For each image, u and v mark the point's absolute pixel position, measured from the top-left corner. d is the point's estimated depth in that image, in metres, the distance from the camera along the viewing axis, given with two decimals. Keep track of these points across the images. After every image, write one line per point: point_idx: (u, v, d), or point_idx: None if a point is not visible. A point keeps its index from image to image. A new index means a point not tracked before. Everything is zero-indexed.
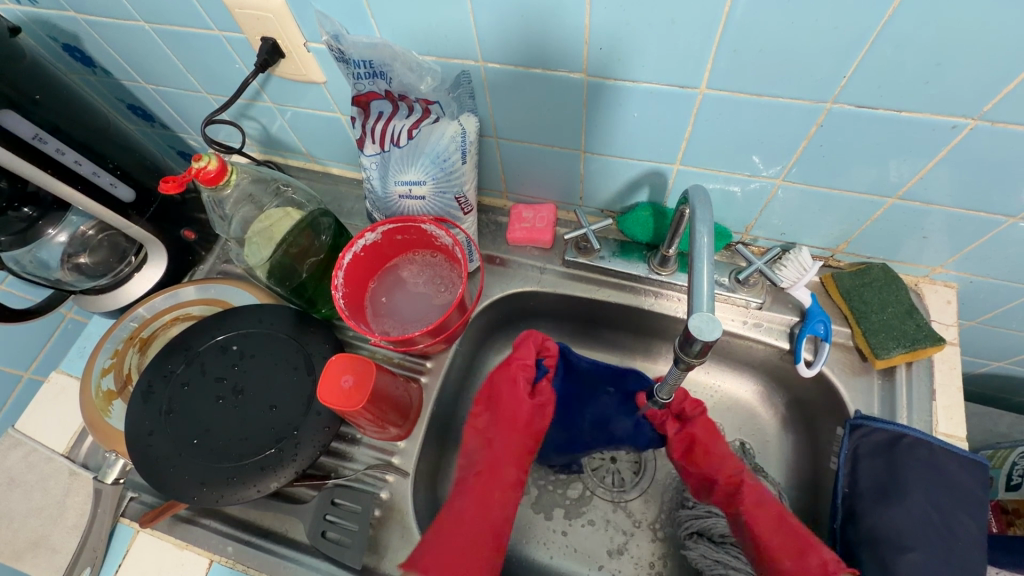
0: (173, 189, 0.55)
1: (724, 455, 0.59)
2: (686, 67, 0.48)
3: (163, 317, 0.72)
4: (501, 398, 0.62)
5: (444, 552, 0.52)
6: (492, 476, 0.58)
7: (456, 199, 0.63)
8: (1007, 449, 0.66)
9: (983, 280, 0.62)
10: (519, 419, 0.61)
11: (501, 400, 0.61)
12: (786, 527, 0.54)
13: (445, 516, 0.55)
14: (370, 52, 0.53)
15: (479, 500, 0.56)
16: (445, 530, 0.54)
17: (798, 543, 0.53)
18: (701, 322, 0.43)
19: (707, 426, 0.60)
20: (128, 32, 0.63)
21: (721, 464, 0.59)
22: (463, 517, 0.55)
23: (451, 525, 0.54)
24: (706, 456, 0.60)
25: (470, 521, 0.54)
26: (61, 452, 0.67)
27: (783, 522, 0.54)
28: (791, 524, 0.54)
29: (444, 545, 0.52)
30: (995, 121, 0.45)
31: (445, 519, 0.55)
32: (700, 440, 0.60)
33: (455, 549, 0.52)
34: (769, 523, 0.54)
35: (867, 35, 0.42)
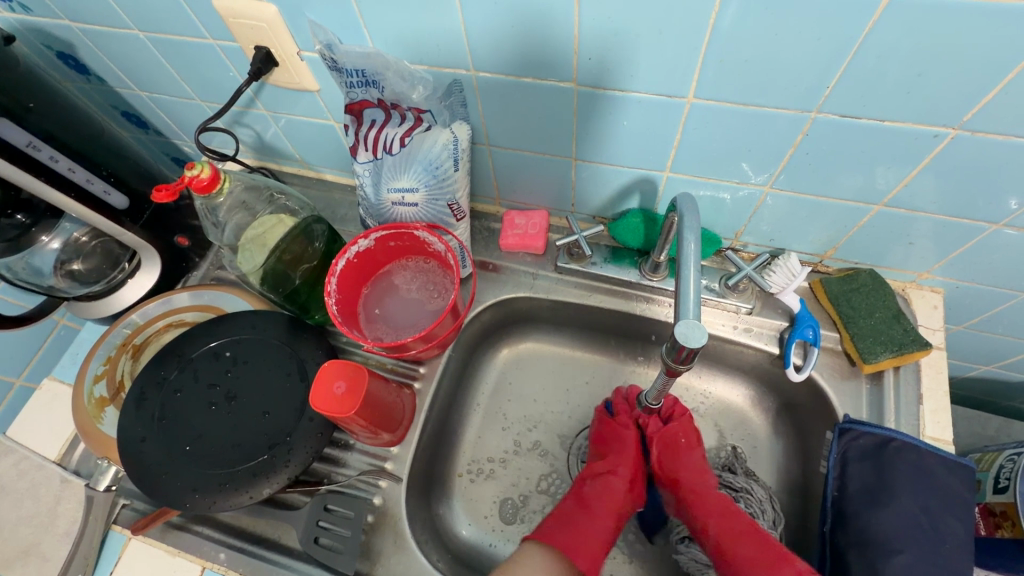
0: (166, 198, 0.55)
1: (692, 464, 0.65)
2: (675, 76, 0.49)
3: (156, 323, 0.72)
4: (618, 431, 0.68)
5: (571, 532, 0.59)
6: (612, 484, 0.64)
7: (448, 206, 0.63)
8: (994, 451, 0.67)
9: (969, 285, 0.63)
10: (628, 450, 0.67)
11: (620, 434, 0.68)
12: (744, 531, 0.56)
13: (557, 511, 0.62)
14: (364, 62, 0.53)
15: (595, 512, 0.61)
16: (561, 521, 0.60)
17: (777, 555, 0.53)
18: (686, 329, 0.43)
19: (686, 435, 0.66)
20: (123, 40, 0.64)
21: (687, 469, 0.64)
22: (579, 522, 0.60)
23: (559, 519, 0.61)
24: (676, 459, 0.65)
25: (594, 521, 0.60)
26: (53, 459, 0.66)
27: (747, 536, 0.56)
28: (732, 512, 0.59)
29: (569, 527, 0.59)
30: (976, 130, 0.46)
31: (559, 513, 0.62)
32: (671, 449, 0.66)
33: (574, 532, 0.59)
34: (725, 516, 0.59)
35: (848, 47, 0.43)
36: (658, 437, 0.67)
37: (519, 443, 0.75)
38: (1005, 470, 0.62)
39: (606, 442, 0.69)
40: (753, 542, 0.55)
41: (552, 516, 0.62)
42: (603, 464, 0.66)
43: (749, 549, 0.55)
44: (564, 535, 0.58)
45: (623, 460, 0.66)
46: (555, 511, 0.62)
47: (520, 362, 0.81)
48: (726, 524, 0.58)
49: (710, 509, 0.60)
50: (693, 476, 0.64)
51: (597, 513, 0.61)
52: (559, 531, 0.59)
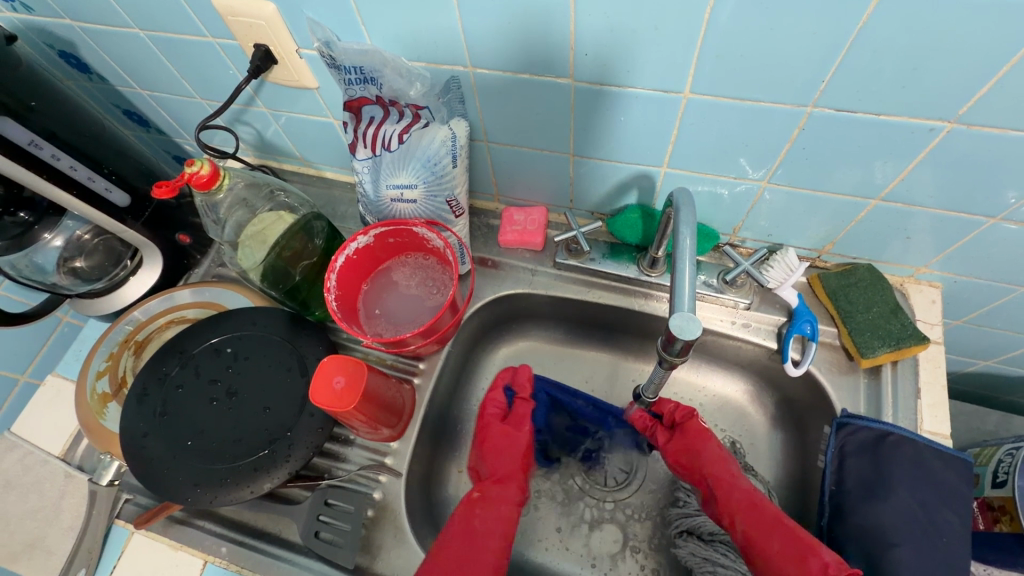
0: (166, 194, 0.55)
1: (711, 458, 0.64)
2: (671, 72, 0.50)
3: (158, 320, 0.72)
4: (489, 439, 0.70)
5: (457, 557, 0.56)
6: (499, 503, 0.63)
7: (447, 202, 0.64)
8: (993, 446, 0.67)
9: (967, 279, 0.63)
10: (511, 457, 0.68)
11: (513, 437, 0.70)
12: (773, 525, 0.56)
13: (441, 537, 0.59)
14: (361, 59, 0.54)
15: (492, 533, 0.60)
16: (446, 542, 0.57)
17: (802, 548, 0.53)
18: (681, 321, 0.44)
19: (695, 432, 0.66)
20: (124, 39, 0.64)
21: (709, 461, 0.64)
22: (464, 549, 0.57)
23: (440, 548, 0.57)
24: (695, 456, 0.65)
25: (478, 541, 0.58)
26: (57, 454, 0.67)
27: (778, 528, 0.55)
28: (758, 506, 0.58)
29: (456, 560, 0.56)
30: (972, 124, 0.46)
31: (445, 540, 0.58)
32: (691, 444, 0.65)
33: (458, 558, 0.56)
34: (753, 514, 0.58)
35: (844, 41, 0.43)
36: (677, 437, 0.67)
37: None
38: (1004, 464, 0.63)
39: (496, 449, 0.69)
40: (784, 536, 0.55)
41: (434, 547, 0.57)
42: (488, 486, 0.65)
43: (777, 544, 0.55)
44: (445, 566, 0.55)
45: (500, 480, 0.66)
46: (442, 536, 0.59)
47: (519, 358, 0.81)
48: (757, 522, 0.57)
49: (739, 508, 0.59)
50: (717, 468, 0.63)
51: (484, 534, 0.59)
52: (441, 562, 0.55)
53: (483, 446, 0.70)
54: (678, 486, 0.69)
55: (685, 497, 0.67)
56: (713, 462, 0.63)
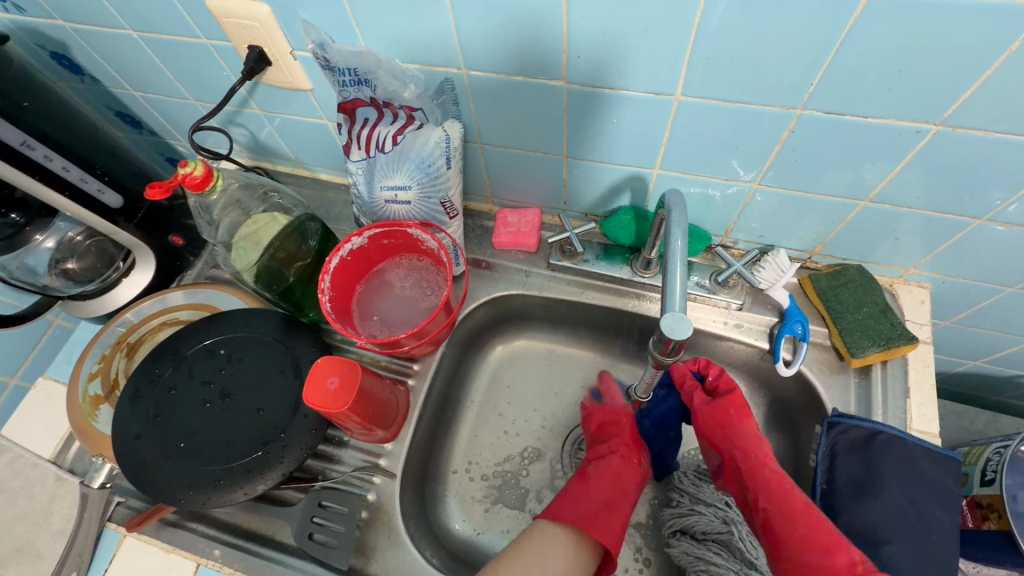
0: (160, 194, 0.55)
1: (746, 436, 0.61)
2: (663, 75, 0.50)
3: (151, 322, 0.72)
4: (615, 416, 0.70)
5: (578, 504, 0.59)
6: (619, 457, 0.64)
7: (441, 204, 0.64)
8: (981, 445, 0.67)
9: (955, 280, 0.64)
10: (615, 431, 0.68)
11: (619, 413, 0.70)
12: (801, 512, 0.53)
13: (563, 490, 0.62)
14: (355, 60, 0.54)
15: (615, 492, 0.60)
16: (564, 500, 0.60)
17: (829, 535, 0.51)
18: (672, 320, 0.44)
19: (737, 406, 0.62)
20: (118, 40, 0.64)
21: (741, 439, 0.60)
22: (591, 494, 0.60)
23: (566, 497, 0.60)
24: (727, 430, 0.62)
25: (603, 491, 0.60)
26: (47, 458, 0.67)
27: (807, 516, 0.53)
28: (786, 487, 0.56)
29: (579, 503, 0.59)
30: (956, 127, 0.47)
31: (564, 493, 0.61)
32: (723, 425, 0.62)
33: (589, 507, 0.58)
34: (783, 502, 0.55)
35: (832, 43, 0.44)
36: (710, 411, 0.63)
37: (514, 439, 0.76)
38: (992, 463, 0.63)
39: (608, 424, 0.69)
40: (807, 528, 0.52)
41: (559, 495, 0.61)
42: (621, 446, 0.65)
43: (802, 532, 0.52)
44: (578, 511, 0.58)
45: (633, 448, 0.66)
46: (571, 488, 0.62)
47: (513, 359, 0.81)
48: (784, 503, 0.55)
49: (769, 487, 0.56)
50: (750, 446, 0.60)
51: (601, 485, 0.61)
52: (572, 509, 0.58)
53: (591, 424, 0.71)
54: (672, 486, 0.69)
55: (678, 498, 0.67)
56: (746, 441, 0.60)
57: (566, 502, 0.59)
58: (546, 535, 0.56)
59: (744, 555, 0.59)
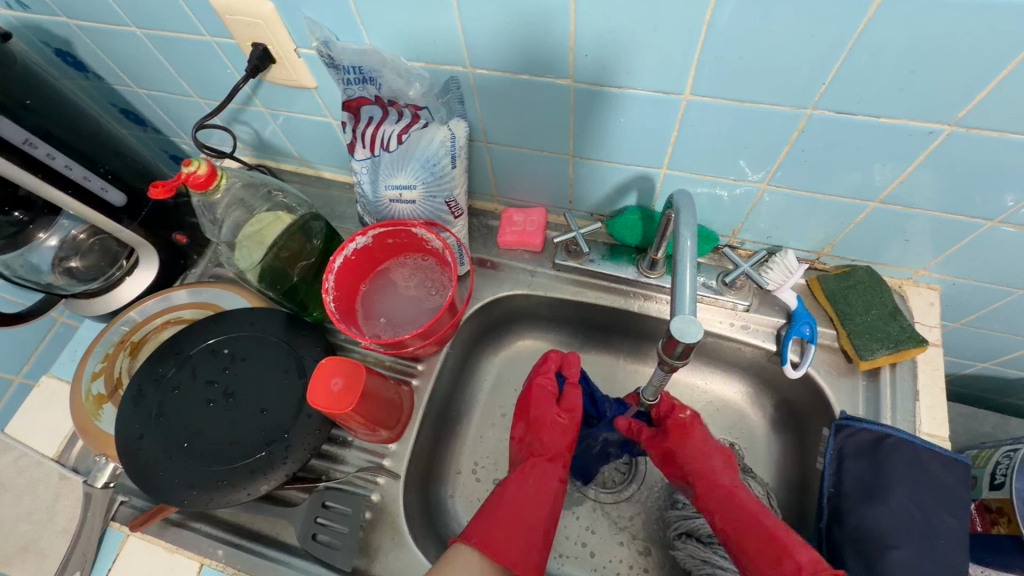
0: (162, 194, 0.55)
1: (693, 455, 0.62)
2: (671, 74, 0.49)
3: (154, 320, 0.72)
4: (554, 421, 0.67)
5: (501, 528, 0.55)
6: (544, 474, 0.62)
7: (446, 203, 0.63)
8: (991, 448, 0.67)
9: (965, 282, 0.63)
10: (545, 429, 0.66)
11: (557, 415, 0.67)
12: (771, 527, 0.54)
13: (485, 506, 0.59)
14: (360, 59, 0.54)
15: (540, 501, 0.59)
16: (491, 516, 0.57)
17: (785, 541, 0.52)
18: (681, 324, 0.43)
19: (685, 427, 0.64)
20: (121, 37, 0.63)
21: (691, 455, 0.62)
22: (518, 515, 0.57)
23: (486, 516, 0.57)
24: (683, 446, 0.63)
25: (525, 510, 0.58)
26: (51, 456, 0.67)
27: (752, 529, 0.55)
28: (737, 503, 0.57)
29: (501, 526, 0.56)
30: (970, 127, 0.46)
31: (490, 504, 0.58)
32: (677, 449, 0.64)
33: (507, 529, 0.55)
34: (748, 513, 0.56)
35: (844, 43, 0.43)
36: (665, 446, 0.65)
37: None
38: (1001, 466, 0.63)
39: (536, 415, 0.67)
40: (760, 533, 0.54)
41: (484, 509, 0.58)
42: (544, 462, 0.63)
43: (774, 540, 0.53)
44: (495, 534, 0.55)
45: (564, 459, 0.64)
46: (490, 504, 0.59)
47: (518, 359, 0.81)
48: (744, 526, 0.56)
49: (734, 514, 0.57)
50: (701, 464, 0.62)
51: (528, 505, 0.58)
52: (493, 528, 0.55)
53: (529, 417, 0.68)
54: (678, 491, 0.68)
55: (684, 500, 0.67)
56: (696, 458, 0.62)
57: (491, 515, 0.57)
58: (466, 558, 0.52)
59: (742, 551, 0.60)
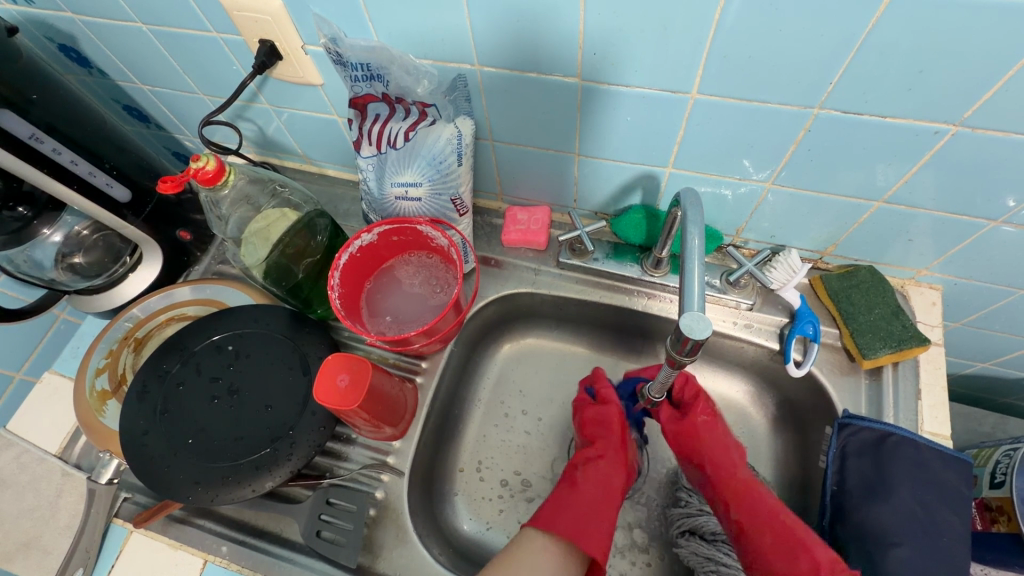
0: (171, 188, 0.55)
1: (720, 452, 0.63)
2: (679, 73, 0.50)
3: (158, 317, 0.72)
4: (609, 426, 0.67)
5: (571, 513, 0.58)
6: (607, 465, 0.64)
7: (451, 201, 0.64)
8: (991, 447, 0.67)
9: (966, 282, 0.64)
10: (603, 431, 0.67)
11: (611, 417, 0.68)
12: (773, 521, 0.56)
13: (553, 498, 0.61)
14: (368, 55, 0.53)
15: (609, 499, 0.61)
16: (557, 508, 0.59)
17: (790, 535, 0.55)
18: (691, 320, 0.43)
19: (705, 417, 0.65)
20: (126, 32, 0.63)
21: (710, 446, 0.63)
22: (588, 504, 0.59)
23: (554, 505, 0.60)
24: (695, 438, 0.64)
25: (591, 501, 0.60)
26: (54, 452, 0.67)
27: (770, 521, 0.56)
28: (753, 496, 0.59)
29: (573, 513, 0.58)
30: (975, 127, 0.47)
31: (554, 502, 0.60)
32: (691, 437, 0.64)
33: (579, 519, 0.58)
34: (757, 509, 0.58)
35: (851, 43, 0.43)
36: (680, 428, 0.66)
37: (521, 438, 0.75)
38: (1001, 465, 0.63)
39: (595, 424, 0.68)
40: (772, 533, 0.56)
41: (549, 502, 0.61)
42: (607, 454, 0.65)
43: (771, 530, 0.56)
44: (565, 522, 0.57)
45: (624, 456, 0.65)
46: (564, 495, 0.61)
47: (521, 358, 0.81)
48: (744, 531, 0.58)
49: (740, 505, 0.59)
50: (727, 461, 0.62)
51: (589, 494, 0.61)
52: (560, 520, 0.57)
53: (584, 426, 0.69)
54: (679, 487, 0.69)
55: (687, 497, 0.67)
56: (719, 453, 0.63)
57: (556, 509, 0.59)
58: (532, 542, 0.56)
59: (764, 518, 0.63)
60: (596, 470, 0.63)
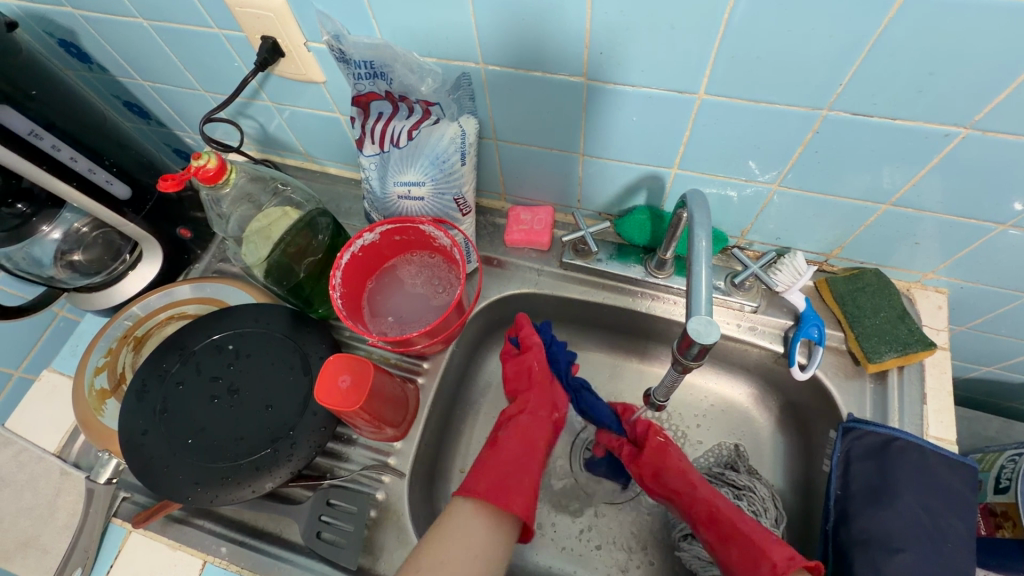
0: (172, 187, 0.54)
1: (668, 471, 0.62)
2: (686, 73, 0.49)
3: (158, 315, 0.71)
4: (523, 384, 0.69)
5: (495, 472, 0.58)
6: (520, 422, 0.65)
7: (454, 200, 0.63)
8: (995, 452, 0.67)
9: (973, 285, 0.64)
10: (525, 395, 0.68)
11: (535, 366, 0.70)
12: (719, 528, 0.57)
13: (475, 463, 0.61)
14: (372, 53, 0.53)
15: (531, 454, 0.62)
16: (480, 471, 0.59)
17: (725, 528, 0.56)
18: (698, 325, 0.43)
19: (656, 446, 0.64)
20: (127, 28, 0.63)
21: (665, 467, 0.63)
22: (507, 464, 0.59)
23: (477, 470, 0.59)
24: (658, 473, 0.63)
25: (513, 455, 0.61)
26: (53, 451, 0.66)
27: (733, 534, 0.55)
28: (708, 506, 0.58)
29: (491, 472, 0.58)
30: (987, 130, 0.46)
31: (478, 465, 0.60)
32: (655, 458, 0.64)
33: (498, 477, 0.58)
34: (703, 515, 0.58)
35: (862, 45, 0.43)
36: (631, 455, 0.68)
37: None
38: (1007, 470, 0.63)
39: (519, 380, 0.70)
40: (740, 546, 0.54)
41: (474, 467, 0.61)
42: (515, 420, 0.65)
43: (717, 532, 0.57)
44: (484, 481, 0.57)
45: (543, 408, 0.67)
46: (484, 457, 0.61)
47: None
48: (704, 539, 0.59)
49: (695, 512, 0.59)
50: (675, 476, 0.62)
51: (509, 453, 0.61)
52: (481, 480, 0.57)
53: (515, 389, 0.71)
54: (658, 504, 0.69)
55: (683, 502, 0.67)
56: (671, 471, 0.62)
57: (482, 469, 0.59)
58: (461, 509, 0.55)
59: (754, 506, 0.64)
60: (512, 429, 0.64)
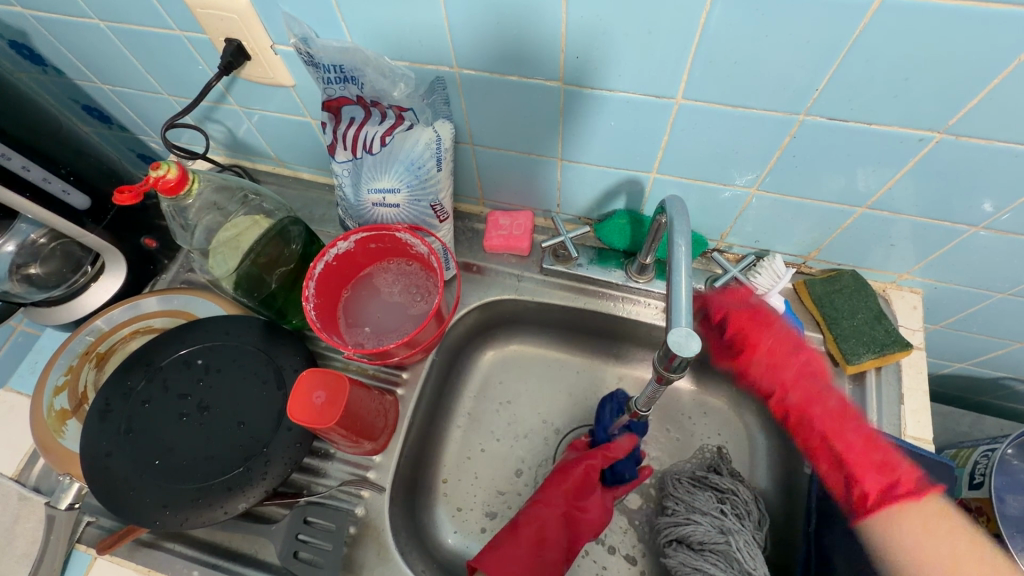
0: (129, 200, 0.51)
1: (780, 330, 0.65)
2: (664, 77, 0.48)
3: (122, 330, 0.68)
4: (565, 467, 0.65)
5: (507, 560, 0.56)
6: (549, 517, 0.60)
7: (431, 207, 0.61)
8: (969, 447, 0.68)
9: (947, 285, 0.64)
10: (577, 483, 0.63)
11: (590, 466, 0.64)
12: (884, 474, 0.55)
13: (492, 539, 0.60)
14: (341, 57, 0.51)
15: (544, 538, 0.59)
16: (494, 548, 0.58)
17: (845, 477, 0.58)
18: (680, 338, 0.42)
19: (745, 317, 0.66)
20: (82, 30, 0.60)
21: (772, 338, 0.65)
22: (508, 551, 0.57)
23: (493, 546, 0.58)
24: (763, 329, 0.66)
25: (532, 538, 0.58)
26: (10, 475, 0.63)
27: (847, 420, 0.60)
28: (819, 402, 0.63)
29: (500, 555, 0.57)
30: (960, 135, 0.46)
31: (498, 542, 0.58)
32: (757, 322, 0.66)
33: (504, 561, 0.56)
34: (865, 455, 0.57)
35: (840, 48, 0.42)
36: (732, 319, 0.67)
37: (506, 449, 0.74)
38: (980, 466, 0.64)
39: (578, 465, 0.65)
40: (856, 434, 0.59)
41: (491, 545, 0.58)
42: (556, 495, 0.62)
43: (879, 479, 0.55)
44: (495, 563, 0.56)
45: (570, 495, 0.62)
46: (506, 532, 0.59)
47: (505, 364, 0.80)
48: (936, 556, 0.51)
49: (831, 428, 0.61)
50: (786, 340, 0.65)
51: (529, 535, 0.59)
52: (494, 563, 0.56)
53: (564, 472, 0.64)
54: (666, 493, 0.67)
55: (673, 506, 0.65)
56: (783, 337, 0.65)
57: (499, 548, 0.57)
58: None
59: (742, 565, 0.57)
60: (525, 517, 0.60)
